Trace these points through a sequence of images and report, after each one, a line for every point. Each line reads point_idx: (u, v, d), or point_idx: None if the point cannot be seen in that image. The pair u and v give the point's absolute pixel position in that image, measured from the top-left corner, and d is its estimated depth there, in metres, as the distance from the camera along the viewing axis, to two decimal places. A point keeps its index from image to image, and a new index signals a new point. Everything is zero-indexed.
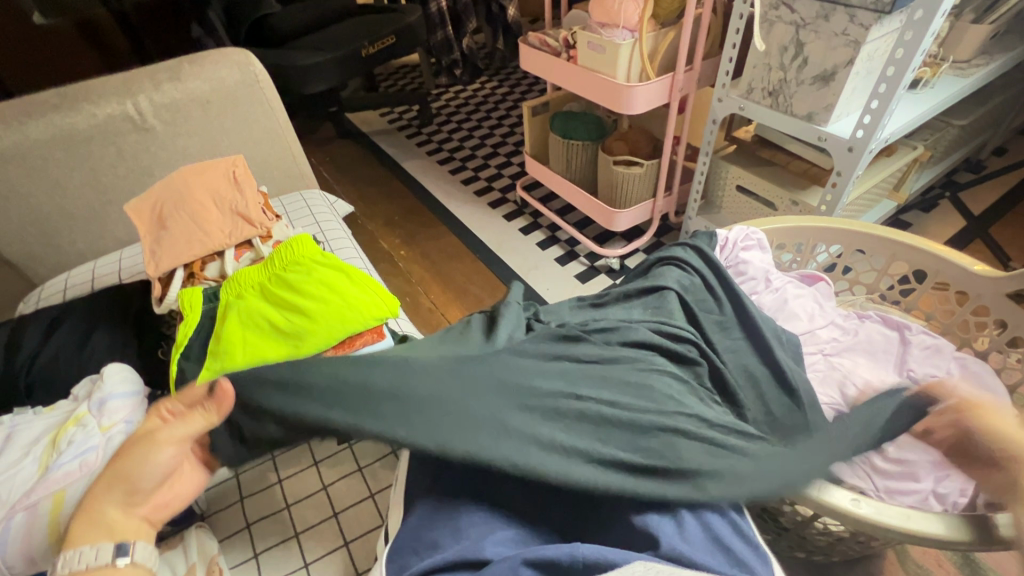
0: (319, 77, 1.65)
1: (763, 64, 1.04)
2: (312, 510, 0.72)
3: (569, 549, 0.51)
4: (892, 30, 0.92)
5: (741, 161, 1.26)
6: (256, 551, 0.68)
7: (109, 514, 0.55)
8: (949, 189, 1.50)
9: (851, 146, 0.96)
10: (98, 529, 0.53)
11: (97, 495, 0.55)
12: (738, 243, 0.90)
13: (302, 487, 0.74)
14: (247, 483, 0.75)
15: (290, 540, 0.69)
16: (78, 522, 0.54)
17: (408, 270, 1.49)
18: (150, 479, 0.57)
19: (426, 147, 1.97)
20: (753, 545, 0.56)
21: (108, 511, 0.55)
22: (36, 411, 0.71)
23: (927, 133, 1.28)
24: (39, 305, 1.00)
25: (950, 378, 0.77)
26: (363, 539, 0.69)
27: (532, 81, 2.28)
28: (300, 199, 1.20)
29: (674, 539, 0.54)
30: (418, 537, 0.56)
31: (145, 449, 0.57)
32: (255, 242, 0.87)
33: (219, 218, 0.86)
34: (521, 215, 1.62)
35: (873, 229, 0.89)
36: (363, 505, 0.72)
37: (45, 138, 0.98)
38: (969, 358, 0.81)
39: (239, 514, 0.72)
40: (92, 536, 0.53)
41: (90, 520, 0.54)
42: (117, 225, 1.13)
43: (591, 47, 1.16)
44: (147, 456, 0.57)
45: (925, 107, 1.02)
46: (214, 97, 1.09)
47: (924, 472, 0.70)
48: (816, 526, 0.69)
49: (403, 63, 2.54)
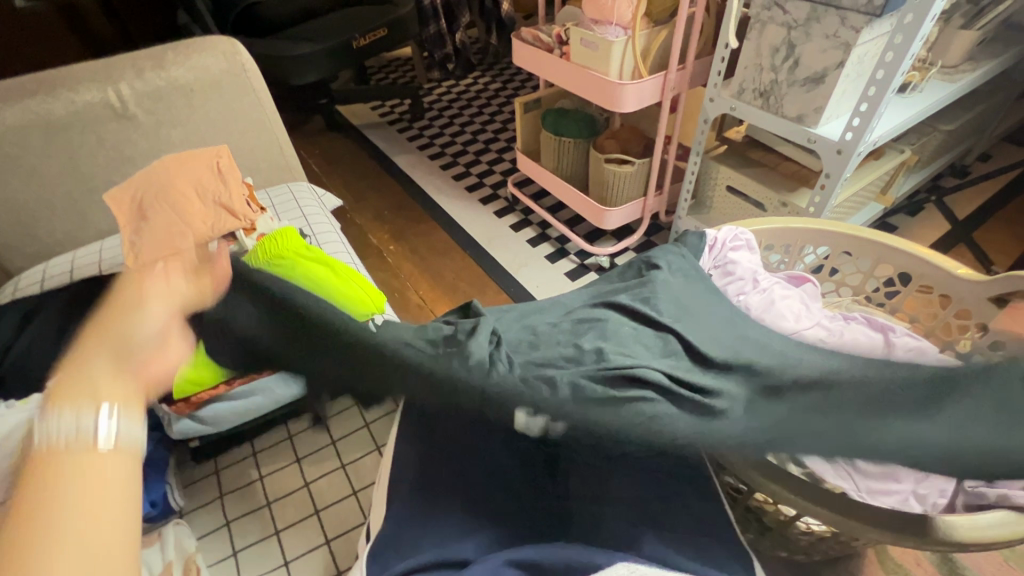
0: (308, 68, 1.63)
1: (755, 65, 1.04)
2: (294, 506, 0.71)
3: (552, 550, 0.51)
4: (882, 33, 0.92)
5: (732, 161, 1.26)
6: (236, 548, 0.67)
7: (95, 367, 0.44)
8: (934, 194, 1.51)
9: (840, 149, 0.96)
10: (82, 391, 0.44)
11: (90, 349, 0.44)
12: (726, 243, 0.91)
13: (284, 484, 0.73)
14: (227, 480, 0.74)
15: (271, 538, 0.68)
16: (67, 382, 0.45)
17: (398, 265, 1.48)
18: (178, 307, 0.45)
19: (417, 141, 1.95)
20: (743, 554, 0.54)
21: (95, 365, 0.44)
22: (10, 404, 0.69)
23: (915, 137, 1.29)
24: (14, 296, 0.98)
25: (932, 380, 0.78)
26: (346, 537, 0.68)
27: (525, 78, 2.27)
28: (287, 192, 1.18)
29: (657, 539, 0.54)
30: (401, 536, 0.56)
31: (135, 307, 0.44)
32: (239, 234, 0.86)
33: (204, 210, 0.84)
34: (512, 211, 1.62)
35: (858, 232, 0.90)
36: (346, 502, 0.71)
37: (21, 124, 0.95)
38: (951, 361, 0.82)
39: (218, 511, 0.71)
40: (74, 401, 0.43)
41: (79, 383, 0.44)
42: (98, 216, 1.10)
43: (584, 44, 1.15)
44: (139, 322, 0.44)
45: (913, 111, 1.03)
46: (199, 86, 1.07)
47: (904, 473, 0.71)
48: (799, 526, 0.71)
49: (395, 56, 2.52)
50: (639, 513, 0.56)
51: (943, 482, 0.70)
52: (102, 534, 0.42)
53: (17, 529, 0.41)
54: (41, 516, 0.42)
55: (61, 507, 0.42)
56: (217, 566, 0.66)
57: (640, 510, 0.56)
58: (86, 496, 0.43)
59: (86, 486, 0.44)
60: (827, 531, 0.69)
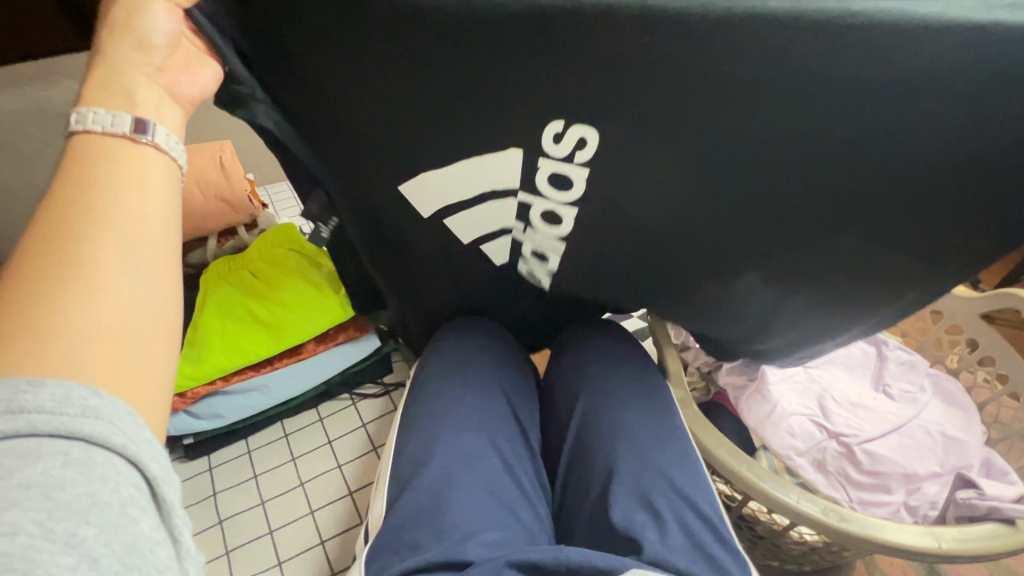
0: None
1: None
2: (288, 506, 0.70)
3: (553, 552, 0.51)
4: None
5: None
6: (228, 547, 0.66)
7: (130, 75, 0.41)
8: None
9: None
10: (114, 96, 0.40)
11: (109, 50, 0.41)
12: None
13: (278, 483, 0.72)
14: (220, 478, 0.73)
15: (265, 537, 0.67)
16: (94, 83, 0.41)
17: None
18: (180, 29, 0.44)
19: None
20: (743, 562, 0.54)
21: (131, 75, 0.41)
22: None
23: None
24: None
25: (923, 394, 0.80)
26: (341, 537, 0.67)
27: None
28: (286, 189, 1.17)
29: (656, 545, 0.54)
30: (400, 537, 0.56)
31: None
32: (240, 229, 0.87)
33: (203, 205, 0.83)
34: None
35: None
36: (341, 502, 0.70)
37: (18, 112, 0.94)
38: (941, 375, 0.83)
39: (212, 508, 0.70)
40: (110, 104, 0.39)
41: (104, 82, 0.41)
42: None
43: None
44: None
45: None
46: None
47: (895, 485, 0.72)
48: (791, 535, 0.72)
49: None
50: (638, 518, 0.56)
51: (933, 495, 0.70)
52: (131, 257, 0.35)
53: (59, 220, 0.35)
54: (86, 200, 0.35)
55: (106, 214, 0.35)
56: (209, 564, 0.65)
57: (639, 515, 0.57)
58: (130, 208, 0.36)
59: (126, 188, 0.37)
60: (820, 541, 0.70)
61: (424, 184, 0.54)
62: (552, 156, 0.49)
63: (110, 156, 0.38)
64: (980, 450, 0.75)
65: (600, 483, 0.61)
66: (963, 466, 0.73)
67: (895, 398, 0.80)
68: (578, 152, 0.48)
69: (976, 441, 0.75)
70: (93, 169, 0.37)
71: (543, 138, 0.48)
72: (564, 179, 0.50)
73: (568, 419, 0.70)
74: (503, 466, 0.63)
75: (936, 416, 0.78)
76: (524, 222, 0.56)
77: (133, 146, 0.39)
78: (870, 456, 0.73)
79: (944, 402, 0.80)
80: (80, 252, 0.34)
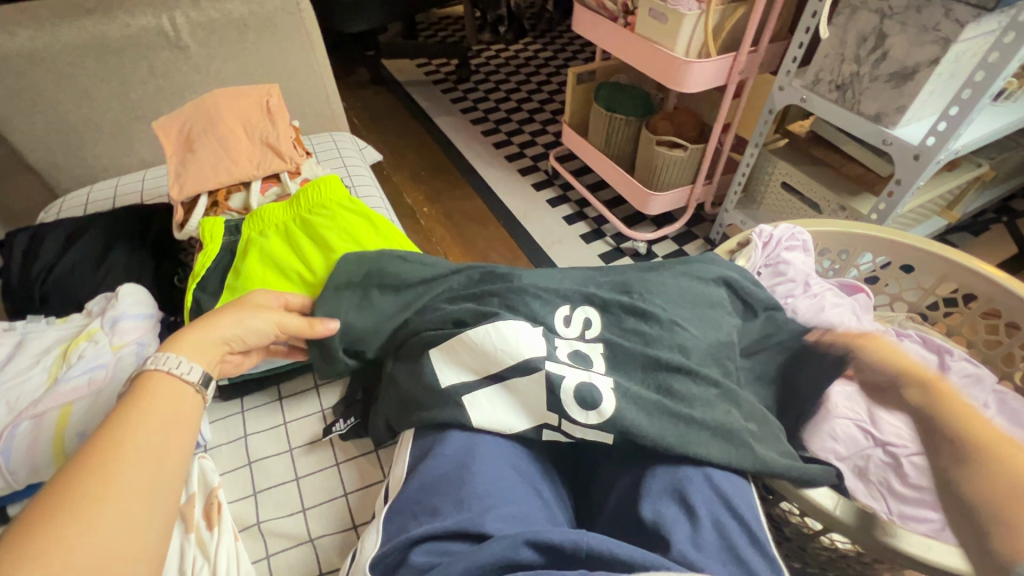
0: (360, 16, 1.58)
1: (836, 54, 0.97)
2: (315, 456, 0.71)
3: (575, 536, 0.49)
4: (989, 31, 0.84)
5: (792, 157, 1.19)
6: (255, 489, 0.68)
7: (221, 336, 0.58)
8: (1005, 214, 1.41)
9: (918, 154, 0.89)
10: (199, 354, 0.54)
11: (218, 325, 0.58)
12: (782, 241, 0.84)
13: (307, 432, 0.73)
14: (252, 421, 0.74)
15: (290, 483, 0.69)
16: (187, 343, 0.54)
17: (429, 227, 1.45)
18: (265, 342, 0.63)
19: (460, 104, 1.89)
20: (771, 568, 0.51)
21: (220, 334, 0.58)
22: (48, 322, 0.71)
23: (997, 150, 1.19)
24: (58, 216, 0.98)
25: (986, 411, 0.74)
26: (363, 492, 0.68)
27: (579, 48, 2.15)
28: (329, 140, 1.16)
29: (685, 543, 0.51)
30: (421, 501, 0.56)
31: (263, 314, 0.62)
32: (283, 177, 0.85)
33: (249, 148, 0.84)
34: (551, 185, 1.56)
35: (926, 245, 0.83)
36: (365, 458, 0.71)
37: (77, 45, 0.95)
38: (1009, 393, 0.76)
39: (241, 450, 0.71)
40: (195, 357, 0.54)
41: (199, 347, 0.55)
42: (142, 144, 1.10)
43: (653, 15, 1.08)
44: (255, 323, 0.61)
45: (1004, 121, 0.95)
46: (252, 22, 1.05)
47: None
48: (822, 540, 0.69)
49: (446, 14, 2.43)
50: (665, 511, 0.54)
51: None
52: (155, 477, 0.44)
53: (100, 452, 0.43)
54: (122, 432, 0.45)
55: (137, 450, 0.44)
56: (236, 503, 0.67)
57: (667, 507, 0.54)
58: (166, 440, 0.46)
59: (169, 421, 0.48)
60: (850, 550, 0.67)
61: (482, 401, 0.61)
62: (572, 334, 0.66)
63: (171, 392, 0.50)
64: None
65: (631, 472, 0.60)
66: None
67: None
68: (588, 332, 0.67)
69: None
70: (148, 400, 0.48)
71: (556, 319, 0.67)
72: (584, 355, 0.64)
73: None
74: (528, 442, 0.62)
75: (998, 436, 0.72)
76: (559, 414, 0.60)
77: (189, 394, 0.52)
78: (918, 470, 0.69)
79: (1008, 421, 0.74)
80: (112, 476, 0.41)
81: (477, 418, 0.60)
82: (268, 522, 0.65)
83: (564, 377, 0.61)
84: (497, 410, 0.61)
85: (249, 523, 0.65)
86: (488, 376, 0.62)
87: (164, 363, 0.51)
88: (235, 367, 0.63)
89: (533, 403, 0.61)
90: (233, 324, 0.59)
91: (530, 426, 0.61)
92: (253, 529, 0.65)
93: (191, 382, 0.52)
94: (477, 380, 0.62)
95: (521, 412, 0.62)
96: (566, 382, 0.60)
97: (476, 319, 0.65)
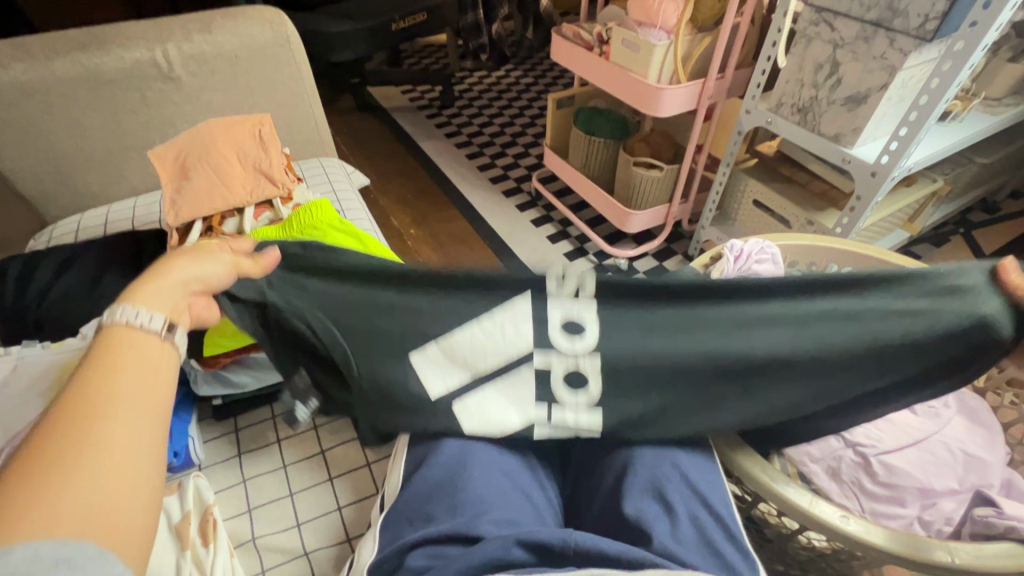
0: (346, 47, 1.64)
1: (795, 80, 1.04)
2: (309, 471, 0.72)
3: (563, 535, 0.52)
4: (930, 59, 0.91)
5: (762, 176, 1.25)
6: (250, 506, 0.69)
7: (183, 276, 0.50)
8: (962, 226, 1.49)
9: (874, 172, 0.96)
10: (157, 300, 0.46)
11: (176, 263, 0.50)
12: (752, 255, 0.89)
13: (300, 449, 0.75)
14: (245, 440, 0.76)
15: (285, 499, 0.70)
16: (138, 286, 0.46)
17: (416, 249, 1.48)
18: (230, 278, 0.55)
19: (445, 128, 1.94)
20: (747, 559, 0.54)
21: (182, 274, 0.50)
22: (45, 346, 0.71)
23: (949, 167, 1.27)
24: (49, 244, 1.00)
25: (947, 411, 0.79)
26: (357, 506, 0.70)
27: (559, 74, 2.23)
28: (318, 166, 1.19)
29: (666, 537, 0.55)
30: (417, 506, 0.58)
31: (207, 257, 0.53)
32: (275, 203, 0.88)
33: (243, 174, 0.87)
34: (534, 206, 1.61)
35: (886, 256, 0.89)
36: (358, 472, 0.73)
37: (70, 77, 0.98)
38: (966, 393, 0.82)
39: (235, 468, 0.73)
40: (150, 302, 0.45)
41: (155, 288, 0.47)
42: (132, 172, 1.12)
43: (625, 45, 1.15)
44: (207, 265, 0.52)
45: (951, 140, 1.02)
46: (243, 54, 1.09)
47: (911, 499, 0.71)
48: (800, 540, 0.72)
49: (430, 42, 2.51)
50: (649, 509, 0.57)
51: (949, 511, 0.70)
52: (137, 439, 0.38)
53: (69, 406, 0.37)
54: (95, 384, 0.39)
55: (114, 401, 0.38)
56: (231, 520, 0.68)
57: (650, 505, 0.58)
58: (145, 394, 0.40)
59: (145, 370, 0.42)
60: (827, 549, 0.70)
61: (470, 407, 0.64)
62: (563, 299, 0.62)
63: (132, 343, 0.42)
64: (1002, 470, 0.74)
65: (616, 471, 0.62)
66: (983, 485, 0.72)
67: (917, 412, 0.79)
68: (581, 297, 0.63)
69: (999, 461, 0.74)
70: (116, 358, 0.41)
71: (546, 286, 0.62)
72: (576, 323, 0.62)
73: None
74: (516, 446, 0.65)
75: (959, 433, 0.77)
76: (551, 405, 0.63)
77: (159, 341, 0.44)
78: (887, 467, 0.73)
79: (967, 418, 0.79)
80: (90, 433, 0.36)
81: (467, 424, 0.64)
82: (262, 538, 0.66)
83: (550, 370, 0.63)
84: (486, 411, 0.64)
85: (243, 539, 0.66)
86: (476, 373, 0.63)
87: (123, 315, 0.43)
88: (207, 311, 0.53)
89: (520, 398, 0.64)
90: (190, 262, 0.51)
91: (523, 424, 0.64)
92: (248, 545, 0.66)
93: (153, 329, 0.44)
94: (465, 384, 0.63)
95: (508, 413, 0.64)
96: (555, 374, 0.63)
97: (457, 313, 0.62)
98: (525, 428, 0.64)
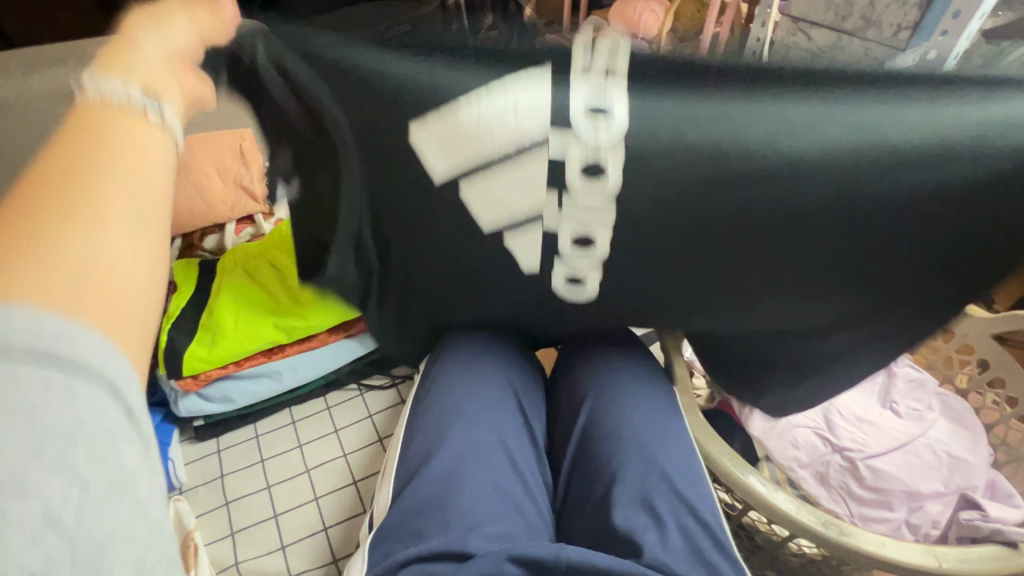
0: None
1: None
2: (294, 491, 0.71)
3: (555, 549, 0.51)
4: None
5: None
6: (234, 529, 0.68)
7: (152, 50, 0.41)
8: None
9: None
10: (130, 70, 0.38)
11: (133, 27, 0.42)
12: None
13: (285, 468, 0.73)
14: (228, 460, 0.74)
15: (270, 521, 0.68)
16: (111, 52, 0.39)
17: None
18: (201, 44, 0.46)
19: None
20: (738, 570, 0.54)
21: (150, 47, 0.41)
22: None
23: None
24: None
25: (931, 413, 0.79)
26: (344, 525, 0.68)
27: None
28: None
29: (656, 548, 0.54)
30: (406, 524, 0.57)
31: (171, 17, 0.43)
32: (256, 219, 0.88)
33: (223, 192, 0.86)
34: None
35: None
36: (345, 490, 0.71)
37: (47, 93, 0.96)
38: (949, 395, 0.83)
39: (219, 490, 0.71)
40: (123, 75, 0.37)
41: (128, 60, 0.39)
42: None
43: None
44: (172, 28, 0.43)
45: None
46: None
47: (898, 502, 0.72)
48: (790, 546, 0.72)
49: None
50: (639, 522, 0.57)
51: (936, 514, 0.70)
52: (133, 212, 0.32)
53: (53, 166, 0.31)
54: (76, 149, 0.32)
55: (99, 172, 0.31)
56: (214, 545, 0.67)
57: (640, 518, 0.57)
58: (138, 171, 0.33)
59: (134, 159, 0.33)
60: (818, 555, 0.71)
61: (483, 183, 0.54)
62: (592, 83, 0.47)
63: (116, 121, 0.34)
64: (986, 471, 0.75)
65: (605, 482, 0.62)
66: (968, 486, 0.72)
67: (902, 415, 0.80)
68: (613, 65, 0.47)
69: (982, 462, 0.75)
70: (97, 123, 0.33)
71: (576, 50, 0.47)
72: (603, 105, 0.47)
73: (573, 422, 0.71)
74: (506, 459, 0.64)
75: (942, 435, 0.78)
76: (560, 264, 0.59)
77: (141, 122, 0.35)
78: (873, 471, 0.73)
79: (950, 420, 0.80)
80: (76, 195, 0.30)
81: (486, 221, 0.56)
82: (246, 562, 0.65)
83: (568, 166, 0.51)
84: (496, 189, 0.54)
85: (227, 564, 0.65)
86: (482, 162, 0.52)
87: (104, 88, 0.35)
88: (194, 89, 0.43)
89: (529, 177, 0.52)
90: (155, 36, 0.42)
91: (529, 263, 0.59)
92: (232, 570, 0.65)
93: (147, 117, 0.35)
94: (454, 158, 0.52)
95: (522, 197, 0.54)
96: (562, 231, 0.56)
97: (456, 77, 0.48)
98: (542, 234, 0.57)
